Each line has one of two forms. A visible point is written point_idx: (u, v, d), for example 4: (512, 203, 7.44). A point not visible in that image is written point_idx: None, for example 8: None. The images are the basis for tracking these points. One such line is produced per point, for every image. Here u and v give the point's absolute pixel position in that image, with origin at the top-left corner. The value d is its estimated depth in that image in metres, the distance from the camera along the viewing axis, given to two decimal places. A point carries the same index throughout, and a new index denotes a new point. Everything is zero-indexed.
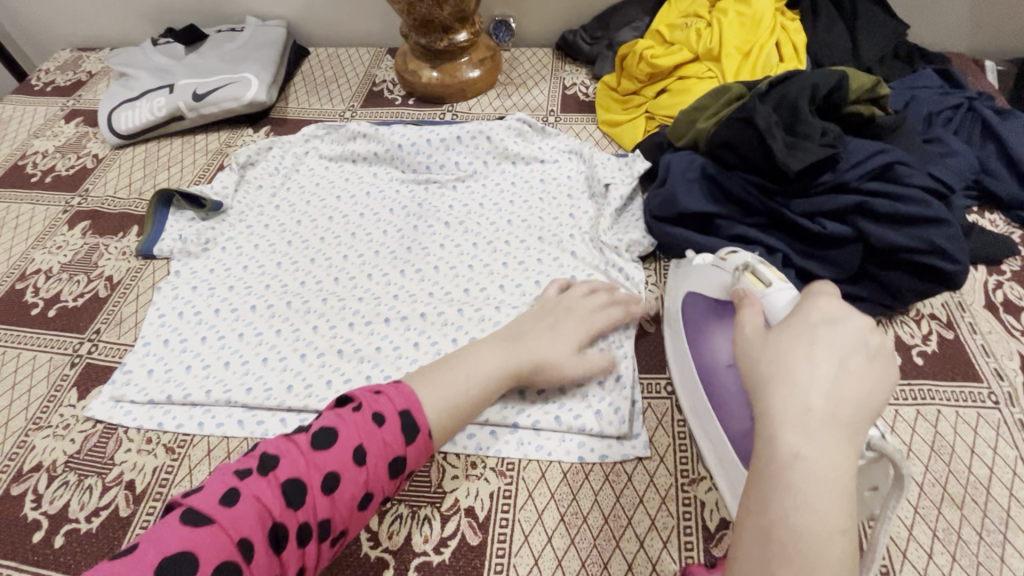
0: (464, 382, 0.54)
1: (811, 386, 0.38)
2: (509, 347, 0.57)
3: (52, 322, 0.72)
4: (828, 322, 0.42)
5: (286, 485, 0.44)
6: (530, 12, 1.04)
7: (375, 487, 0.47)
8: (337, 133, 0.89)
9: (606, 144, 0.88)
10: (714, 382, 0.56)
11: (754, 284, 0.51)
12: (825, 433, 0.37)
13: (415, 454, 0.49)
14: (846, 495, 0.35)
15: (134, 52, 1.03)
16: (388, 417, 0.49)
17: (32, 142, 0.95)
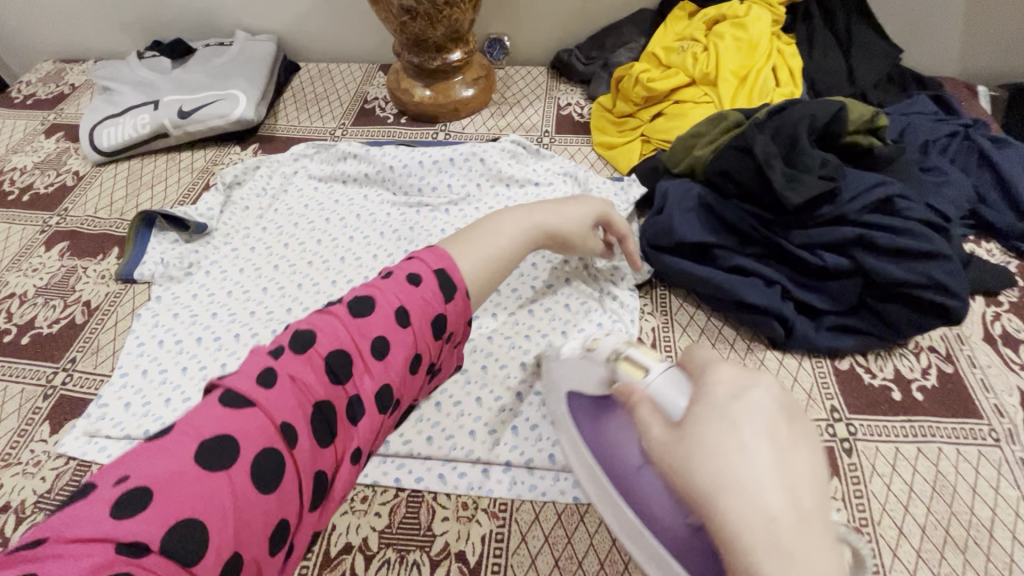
0: (495, 240, 0.53)
1: (761, 492, 0.27)
2: (534, 209, 0.57)
3: (26, 350, 0.69)
4: (734, 397, 0.32)
5: (329, 358, 0.41)
6: (525, 30, 1.03)
7: (423, 351, 0.45)
8: (327, 153, 0.87)
9: (601, 166, 0.87)
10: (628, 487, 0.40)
11: (634, 376, 0.39)
12: (802, 543, 0.26)
13: (455, 311, 0.47)
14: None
15: (118, 65, 1.01)
16: (424, 277, 0.47)
17: (11, 158, 0.92)
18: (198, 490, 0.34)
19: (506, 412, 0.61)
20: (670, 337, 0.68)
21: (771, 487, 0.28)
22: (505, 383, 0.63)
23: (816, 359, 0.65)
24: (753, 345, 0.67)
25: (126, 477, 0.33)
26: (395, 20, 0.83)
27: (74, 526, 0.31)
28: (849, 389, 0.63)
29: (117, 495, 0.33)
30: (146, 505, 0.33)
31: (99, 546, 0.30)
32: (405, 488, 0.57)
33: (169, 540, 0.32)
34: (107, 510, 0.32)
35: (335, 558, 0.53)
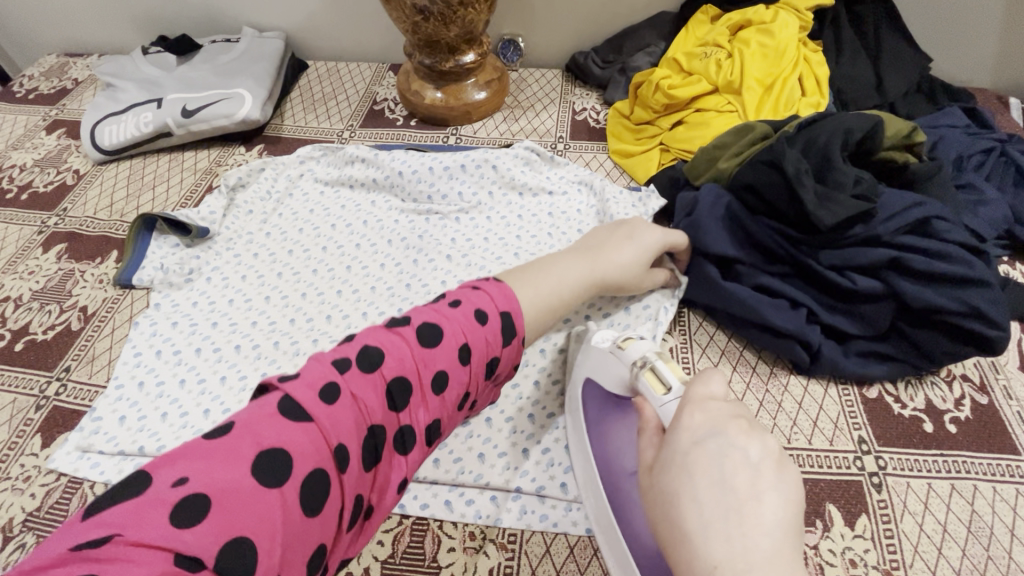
0: (557, 286, 0.53)
1: (704, 539, 0.28)
2: (592, 255, 0.58)
3: (19, 358, 0.66)
4: (695, 444, 0.32)
5: (391, 383, 0.40)
6: (540, 31, 1.00)
7: (477, 389, 0.46)
8: (333, 156, 0.84)
9: (617, 175, 0.84)
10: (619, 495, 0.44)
11: (653, 386, 0.41)
12: None
13: (509, 354, 0.47)
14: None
15: (122, 61, 0.98)
16: (490, 314, 0.46)
17: (10, 154, 0.90)
18: (257, 506, 0.32)
19: (516, 435, 0.59)
20: (689, 358, 0.65)
21: (717, 538, 0.28)
22: (516, 404, 0.61)
23: (842, 386, 0.62)
24: (775, 370, 0.64)
25: (186, 481, 0.31)
26: (407, 20, 0.80)
27: (135, 528, 0.29)
28: (877, 419, 0.60)
29: (176, 499, 0.31)
30: (205, 515, 0.31)
31: (159, 556, 0.29)
32: (409, 514, 0.55)
33: (224, 558, 0.30)
34: (167, 516, 0.30)
35: None
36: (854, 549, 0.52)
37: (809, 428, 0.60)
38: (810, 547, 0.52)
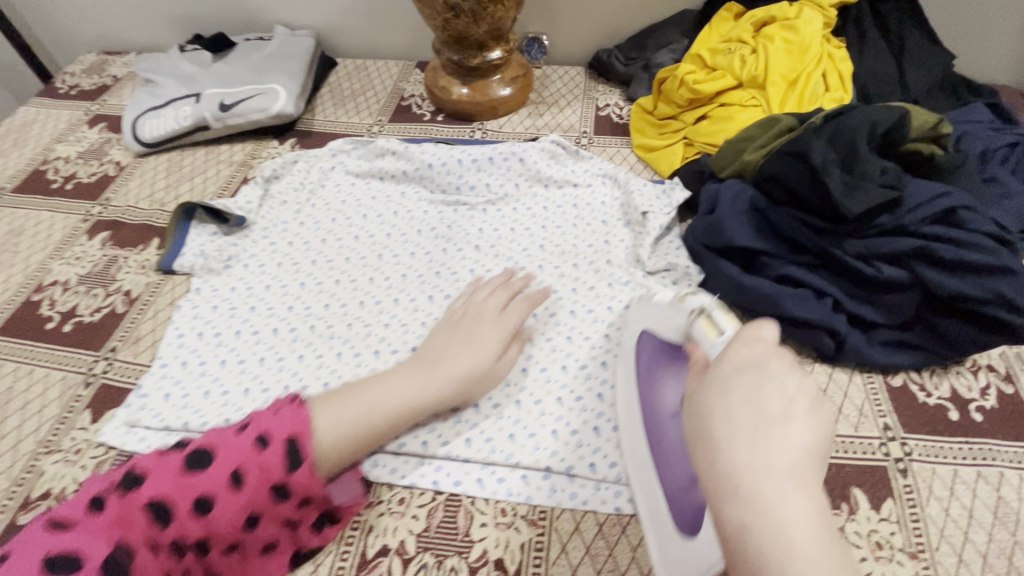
0: (368, 408, 0.53)
1: (731, 444, 0.32)
2: (423, 371, 0.57)
3: (67, 338, 0.69)
4: (738, 372, 0.35)
5: (152, 503, 0.46)
6: (564, 29, 1.02)
7: (270, 509, 0.48)
8: (364, 149, 0.87)
9: (641, 169, 0.85)
10: (657, 431, 0.50)
11: (706, 331, 0.45)
12: (765, 496, 0.30)
13: (300, 477, 0.49)
14: (830, 559, 0.28)
15: (160, 58, 1.02)
16: (273, 439, 0.49)
17: (55, 147, 0.94)
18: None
19: (545, 416, 0.60)
20: None
21: (745, 446, 0.31)
22: (545, 387, 0.63)
23: (867, 375, 0.63)
24: (800, 358, 0.65)
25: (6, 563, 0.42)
26: (438, 16, 0.82)
27: None
28: (902, 407, 0.60)
29: None
30: None
31: None
32: (443, 491, 0.56)
33: None
34: None
35: (372, 560, 0.53)
36: (880, 532, 0.53)
37: (834, 415, 0.60)
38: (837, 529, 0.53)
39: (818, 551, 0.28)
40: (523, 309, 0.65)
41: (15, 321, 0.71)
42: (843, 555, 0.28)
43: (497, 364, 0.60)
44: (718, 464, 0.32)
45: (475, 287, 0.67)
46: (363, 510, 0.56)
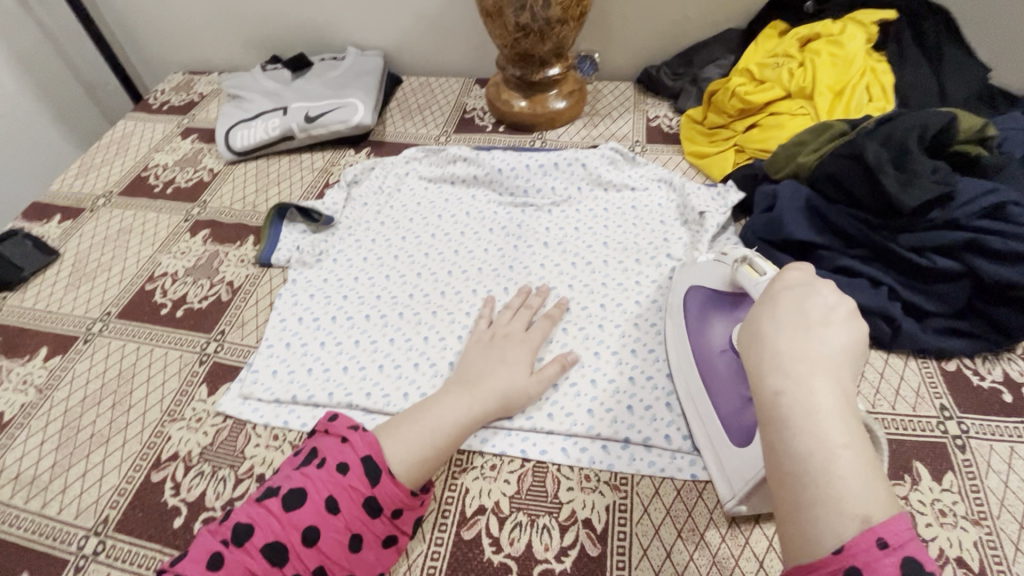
0: (430, 432, 0.56)
1: (776, 336, 0.41)
2: (467, 393, 0.61)
3: (180, 322, 0.77)
4: (788, 288, 0.44)
5: (263, 549, 0.48)
6: (615, 47, 1.09)
7: (367, 529, 0.51)
8: (436, 157, 0.95)
9: (693, 174, 0.91)
10: (708, 366, 0.60)
11: (751, 274, 0.57)
12: (798, 371, 0.38)
13: (384, 492, 0.52)
14: (843, 417, 0.36)
15: (245, 76, 1.12)
16: (350, 463, 0.52)
17: (154, 156, 1.03)
18: None
19: (620, 393, 0.66)
20: None
21: (786, 338, 0.40)
22: (617, 367, 0.68)
23: (922, 360, 0.67)
24: None
25: None
26: (508, 37, 0.90)
27: None
28: (957, 389, 0.64)
29: None
30: None
31: None
32: (530, 459, 0.62)
33: None
34: None
35: (470, 518, 0.58)
36: (943, 501, 0.56)
37: (892, 396, 0.64)
38: (901, 498, 0.57)
39: (833, 409, 0.36)
40: (545, 330, 0.70)
41: (133, 308, 0.79)
42: (854, 418, 0.36)
43: (534, 379, 0.64)
44: (763, 350, 0.41)
45: (495, 312, 0.72)
46: (458, 475, 0.61)
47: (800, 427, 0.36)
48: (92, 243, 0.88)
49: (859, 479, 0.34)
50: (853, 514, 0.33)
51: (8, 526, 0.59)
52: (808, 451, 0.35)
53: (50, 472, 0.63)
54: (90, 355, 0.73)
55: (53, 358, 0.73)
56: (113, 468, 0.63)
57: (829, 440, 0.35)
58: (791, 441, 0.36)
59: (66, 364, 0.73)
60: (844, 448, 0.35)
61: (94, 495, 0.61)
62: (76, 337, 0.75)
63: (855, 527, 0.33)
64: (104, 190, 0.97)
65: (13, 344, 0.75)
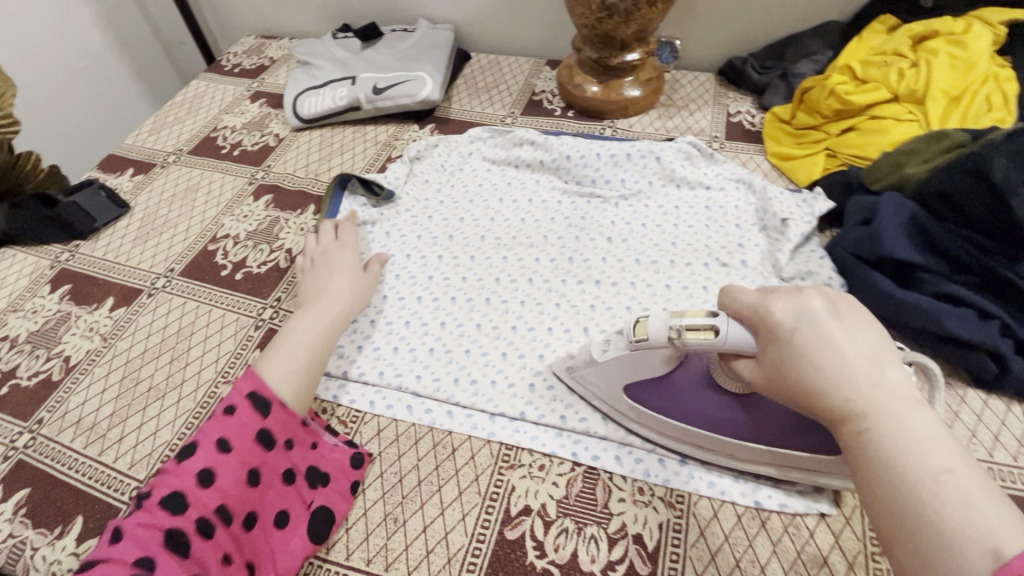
0: (291, 348, 0.61)
1: (825, 373, 0.42)
2: (311, 305, 0.66)
3: (239, 285, 0.77)
4: (794, 323, 0.44)
5: (164, 501, 0.49)
6: (701, 33, 1.02)
7: (264, 463, 0.54)
8: (501, 138, 0.91)
9: (775, 177, 0.85)
10: (726, 427, 0.54)
11: (705, 340, 0.49)
12: (869, 407, 0.40)
13: (275, 422, 0.56)
14: (931, 442, 0.37)
15: (315, 43, 1.11)
16: (236, 404, 0.55)
17: (223, 118, 1.04)
18: None
19: None
20: None
21: (843, 377, 0.41)
22: None
23: None
24: (951, 380, 0.62)
25: None
26: (590, 17, 0.85)
27: None
28: None
29: None
30: None
31: None
32: (581, 463, 0.59)
33: None
34: None
35: (515, 518, 0.55)
36: None
37: (990, 441, 0.58)
38: None
39: (919, 437, 0.37)
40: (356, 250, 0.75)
41: (195, 267, 0.80)
42: (936, 433, 0.38)
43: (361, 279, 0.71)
44: (819, 399, 0.42)
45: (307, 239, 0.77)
46: (505, 471, 0.58)
47: (896, 467, 0.37)
48: (161, 199, 0.90)
49: (971, 502, 0.34)
50: (981, 551, 0.32)
51: (65, 468, 0.61)
52: (912, 486, 0.36)
53: (108, 421, 0.64)
54: (152, 310, 0.75)
55: (118, 309, 0.75)
56: (168, 423, 0.64)
57: (928, 471, 0.36)
58: (890, 481, 0.37)
59: (130, 316, 0.74)
60: (945, 474, 0.35)
61: (148, 448, 0.62)
62: (140, 290, 0.77)
63: (988, 565, 0.31)
64: (174, 148, 0.99)
65: (82, 291, 0.77)
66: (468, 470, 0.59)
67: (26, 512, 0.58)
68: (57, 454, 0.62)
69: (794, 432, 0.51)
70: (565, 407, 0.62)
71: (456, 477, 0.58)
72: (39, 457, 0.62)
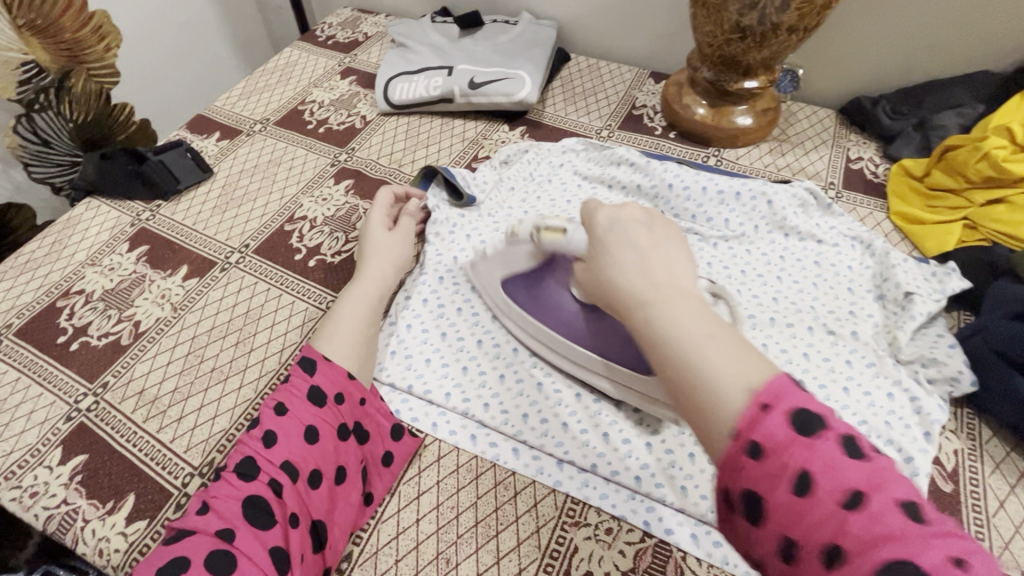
0: (348, 325, 0.63)
1: (620, 263, 0.44)
2: (361, 282, 0.67)
3: (312, 272, 0.75)
4: (608, 228, 0.48)
5: (237, 467, 0.50)
6: (829, 66, 0.93)
7: (319, 421, 0.53)
8: (598, 153, 0.86)
9: (898, 240, 0.77)
10: (573, 330, 0.61)
11: (557, 238, 0.58)
12: (656, 293, 0.40)
13: (325, 381, 0.56)
14: (702, 315, 0.38)
15: (412, 24, 1.07)
16: (290, 372, 0.57)
17: (312, 91, 1.02)
18: None
19: None
20: (976, 468, 0.58)
21: (644, 273, 0.42)
22: None
23: None
24: None
25: None
26: (720, 36, 0.78)
27: None
28: None
29: None
30: None
31: None
32: (653, 535, 0.53)
33: None
34: None
35: None
36: None
37: None
38: None
39: (694, 311, 0.39)
40: (385, 200, 0.76)
41: (270, 246, 0.78)
42: (709, 308, 0.39)
43: (394, 242, 0.73)
44: (613, 288, 0.43)
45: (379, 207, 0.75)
46: (568, 528, 0.54)
47: (674, 339, 0.37)
48: (243, 168, 0.88)
49: (731, 358, 0.35)
50: (736, 395, 0.33)
51: (124, 440, 0.60)
52: (685, 354, 0.36)
53: (170, 397, 0.63)
54: (224, 286, 0.73)
55: (191, 279, 0.74)
56: (226, 410, 0.62)
57: (694, 335, 0.37)
58: (668, 354, 0.37)
59: (201, 289, 0.73)
60: (710, 336, 0.36)
61: (204, 434, 0.60)
62: (214, 263, 0.76)
63: (743, 401, 0.33)
64: (262, 116, 0.97)
65: (158, 255, 0.77)
66: (528, 519, 0.54)
67: (82, 480, 0.57)
68: (117, 423, 0.61)
69: (628, 348, 0.59)
70: (639, 467, 0.57)
71: (516, 525, 0.54)
72: (100, 423, 0.61)
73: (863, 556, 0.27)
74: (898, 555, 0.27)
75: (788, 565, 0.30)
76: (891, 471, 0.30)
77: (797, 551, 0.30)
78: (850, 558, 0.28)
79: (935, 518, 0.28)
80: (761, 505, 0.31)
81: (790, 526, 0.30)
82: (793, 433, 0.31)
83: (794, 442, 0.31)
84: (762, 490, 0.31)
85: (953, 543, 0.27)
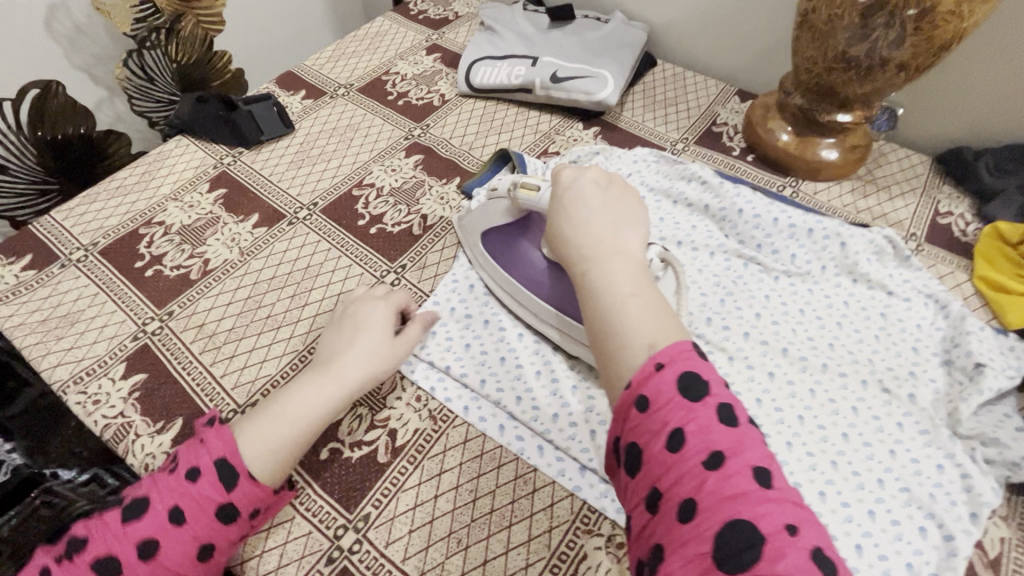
0: (277, 420, 0.53)
1: (574, 218, 0.53)
2: (323, 374, 0.57)
3: (372, 239, 0.77)
4: (570, 191, 0.55)
5: (101, 563, 0.46)
6: (932, 109, 0.87)
7: (238, 499, 0.49)
8: (669, 166, 0.84)
9: (976, 305, 0.73)
10: (537, 284, 0.65)
11: (530, 194, 0.60)
12: (597, 254, 0.49)
13: (240, 498, 0.49)
14: (630, 277, 0.47)
15: (504, 9, 1.07)
16: (201, 471, 0.49)
17: (396, 63, 1.04)
18: None
19: None
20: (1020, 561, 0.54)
21: (592, 235, 0.51)
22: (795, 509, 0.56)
23: None
24: None
25: None
26: (821, 64, 0.74)
27: None
28: None
29: None
30: None
31: None
32: None
33: None
34: None
35: None
36: None
37: None
38: None
39: (625, 272, 0.47)
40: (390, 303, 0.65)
41: (337, 208, 0.81)
42: (640, 271, 0.48)
43: (387, 345, 0.60)
44: (564, 240, 0.52)
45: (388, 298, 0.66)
46: (580, 534, 0.54)
47: (602, 294, 0.46)
48: (322, 129, 0.91)
49: (642, 313, 0.44)
50: (641, 348, 0.41)
51: (180, 367, 0.64)
52: (607, 308, 0.45)
53: (226, 334, 0.67)
54: (289, 239, 0.77)
55: (260, 227, 0.78)
56: (274, 357, 0.65)
57: (620, 293, 0.45)
58: (593, 305, 0.46)
59: (268, 238, 0.76)
60: (632, 296, 0.45)
61: (252, 375, 0.64)
62: (283, 215, 0.79)
63: (644, 356, 0.41)
64: (346, 81, 1.00)
65: (233, 200, 0.81)
66: (543, 517, 0.55)
67: (139, 397, 0.62)
68: (177, 350, 0.66)
69: None
70: None
71: (530, 520, 0.55)
72: (162, 347, 0.66)
73: (713, 510, 0.34)
74: (739, 513, 0.34)
75: (651, 513, 0.37)
76: (752, 440, 0.38)
77: (661, 501, 0.37)
78: (701, 510, 0.35)
79: (776, 485, 0.36)
80: (638, 454, 0.38)
81: (660, 477, 0.37)
82: (676, 397, 0.38)
83: (675, 404, 0.38)
84: (642, 439, 0.38)
85: (784, 508, 0.34)
